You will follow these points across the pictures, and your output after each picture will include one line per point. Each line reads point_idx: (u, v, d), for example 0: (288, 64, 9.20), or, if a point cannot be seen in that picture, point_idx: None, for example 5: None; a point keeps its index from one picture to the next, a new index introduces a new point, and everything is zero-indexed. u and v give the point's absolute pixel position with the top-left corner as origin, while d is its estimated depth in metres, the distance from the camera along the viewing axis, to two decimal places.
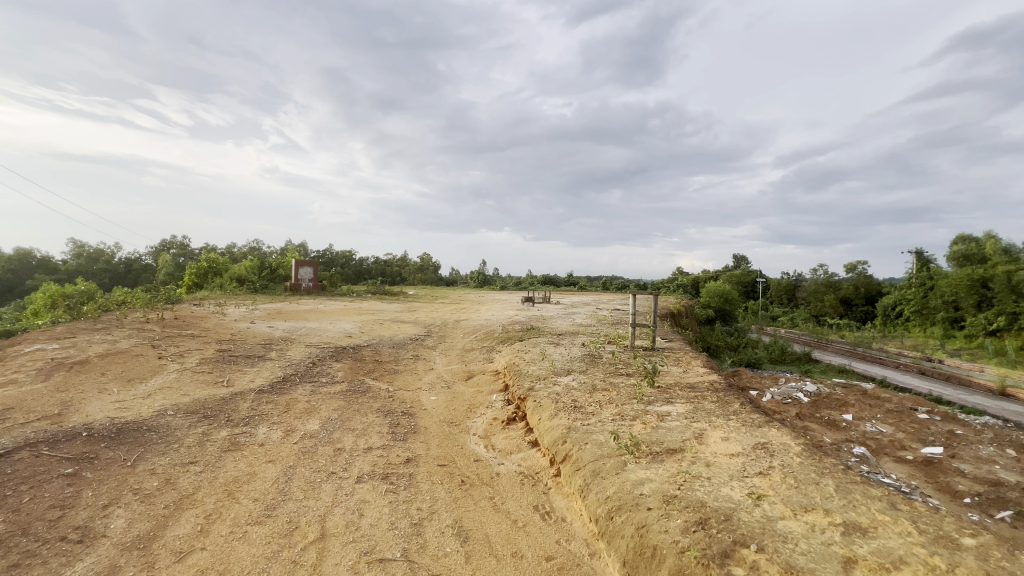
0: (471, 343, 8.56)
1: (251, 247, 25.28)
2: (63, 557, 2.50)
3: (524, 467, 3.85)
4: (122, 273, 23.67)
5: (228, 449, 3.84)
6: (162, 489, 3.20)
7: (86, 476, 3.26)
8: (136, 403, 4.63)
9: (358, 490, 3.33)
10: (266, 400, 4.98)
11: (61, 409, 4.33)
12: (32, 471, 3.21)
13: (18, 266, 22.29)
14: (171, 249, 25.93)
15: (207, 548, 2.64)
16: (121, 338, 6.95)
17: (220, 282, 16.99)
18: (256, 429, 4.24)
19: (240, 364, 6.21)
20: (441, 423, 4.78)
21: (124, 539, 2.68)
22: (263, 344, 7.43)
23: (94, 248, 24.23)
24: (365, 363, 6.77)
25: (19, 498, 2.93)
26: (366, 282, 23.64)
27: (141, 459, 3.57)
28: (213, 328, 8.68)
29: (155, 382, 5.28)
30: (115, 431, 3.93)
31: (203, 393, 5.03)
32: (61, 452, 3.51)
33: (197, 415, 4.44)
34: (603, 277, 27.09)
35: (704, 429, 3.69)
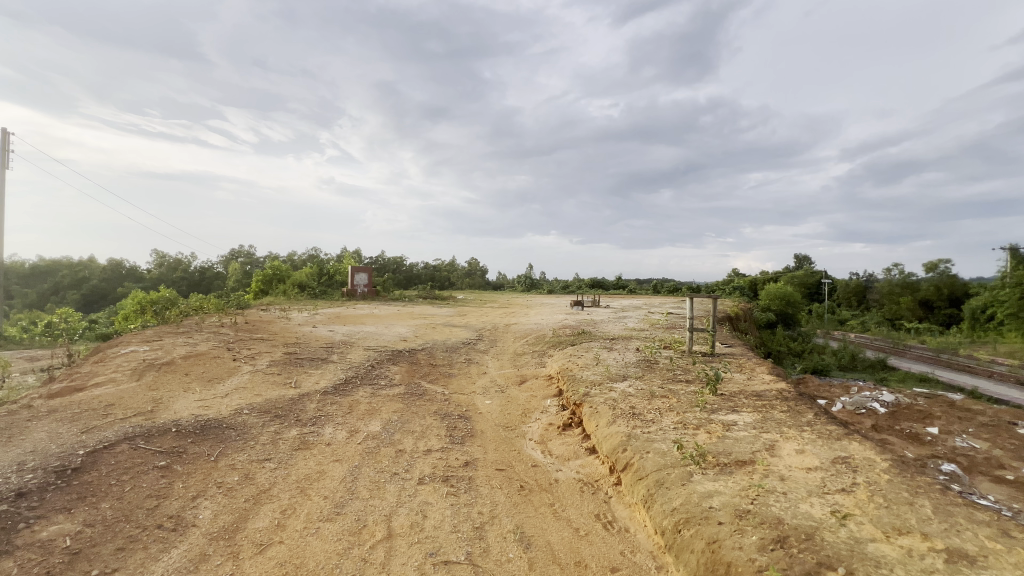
0: (522, 346, 8.58)
1: (310, 254, 26.67)
2: (160, 543, 2.72)
3: (583, 474, 3.80)
4: (196, 280, 25.62)
5: (298, 448, 4.05)
6: (242, 484, 3.42)
7: (176, 469, 3.55)
8: (216, 402, 4.99)
9: (421, 491, 3.41)
10: (331, 401, 5.22)
11: (152, 406, 4.74)
12: (131, 463, 3.52)
13: (110, 275, 24.67)
14: (240, 256, 27.81)
15: (285, 541, 2.79)
16: (200, 341, 7.53)
17: (284, 289, 18.04)
18: (323, 429, 4.45)
19: (306, 366, 6.55)
20: (496, 427, 4.81)
21: (212, 529, 2.88)
22: (325, 348, 7.79)
23: (174, 258, 26.43)
24: (420, 366, 6.94)
25: (122, 487, 3.23)
26: (416, 287, 24.28)
27: (222, 454, 3.84)
28: (279, 332, 9.20)
29: (231, 383, 5.66)
30: (199, 427, 4.26)
31: (273, 393, 5.34)
32: (154, 445, 3.83)
33: (270, 414, 4.72)
34: (654, 280, 26.34)
35: (775, 441, 3.48)
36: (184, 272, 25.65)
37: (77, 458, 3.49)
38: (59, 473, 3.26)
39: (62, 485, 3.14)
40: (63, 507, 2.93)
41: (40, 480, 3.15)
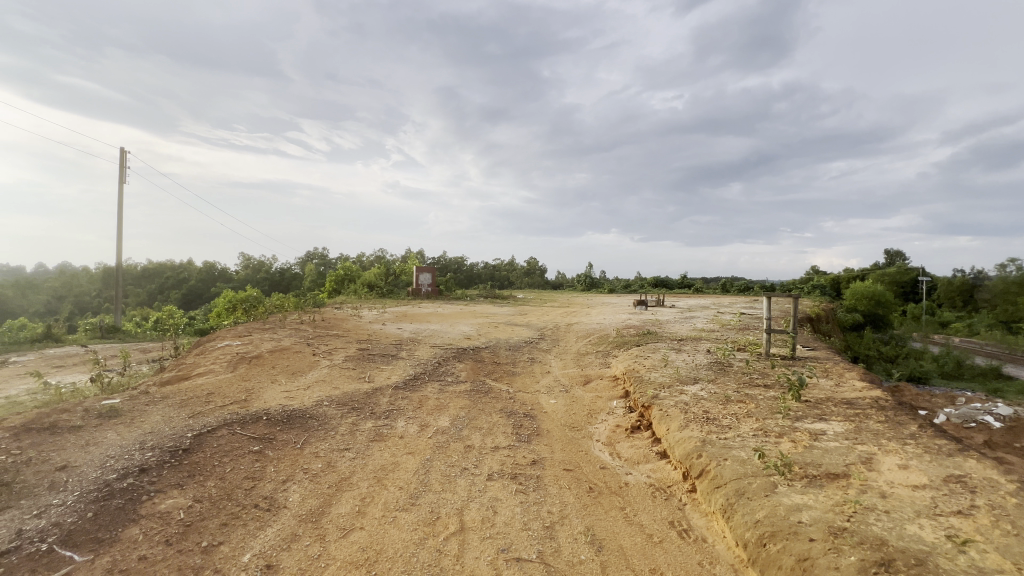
0: (586, 346, 8.46)
1: (378, 255, 27.99)
2: (257, 521, 2.97)
3: (655, 479, 3.67)
4: (278, 280, 27.73)
5: (374, 439, 4.27)
6: (325, 470, 3.65)
7: (268, 454, 3.85)
8: (300, 393, 5.37)
9: (490, 487, 3.47)
10: (402, 395, 5.44)
11: (245, 395, 5.19)
12: (231, 446, 3.88)
13: (205, 276, 27.32)
14: (315, 258, 29.73)
15: (365, 528, 2.95)
16: (283, 336, 8.13)
17: (354, 288, 19.05)
18: (396, 423, 4.65)
19: (378, 361, 6.88)
20: (562, 427, 4.79)
21: (301, 512, 3.10)
22: (394, 345, 8.13)
23: (258, 260, 28.80)
24: (485, 364, 7.06)
25: (223, 468, 3.56)
26: (477, 286, 24.73)
27: (307, 443, 4.11)
28: (352, 329, 9.72)
29: (312, 376, 6.07)
30: (286, 416, 4.60)
31: (349, 387, 5.66)
32: (249, 431, 4.19)
33: (347, 407, 5.00)
34: (723, 278, 24.98)
35: (873, 454, 3.18)
36: (267, 273, 27.84)
37: (186, 439, 3.89)
38: (172, 452, 3.65)
39: (175, 463, 3.51)
40: (177, 484, 3.28)
41: (157, 457, 3.55)
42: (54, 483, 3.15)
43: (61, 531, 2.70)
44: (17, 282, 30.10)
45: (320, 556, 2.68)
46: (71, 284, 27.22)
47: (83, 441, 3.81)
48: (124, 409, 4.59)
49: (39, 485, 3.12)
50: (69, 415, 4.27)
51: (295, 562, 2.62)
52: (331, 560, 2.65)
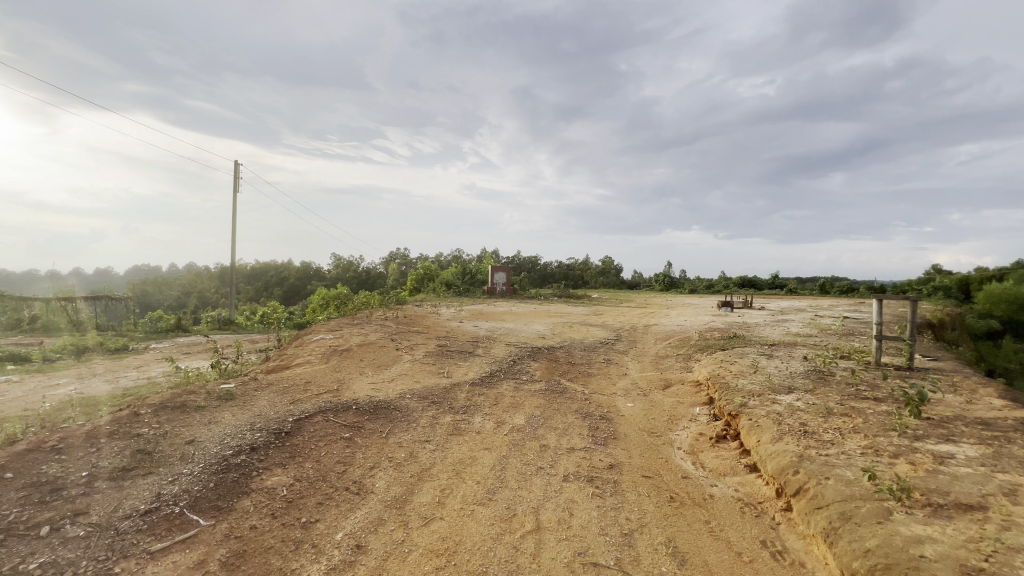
0: (665, 349, 8.12)
1: (455, 254, 28.97)
2: (348, 504, 3.19)
3: (743, 494, 3.43)
4: (364, 278, 29.71)
5: (453, 433, 4.41)
6: (408, 460, 3.83)
7: (357, 441, 4.13)
8: (385, 385, 5.70)
9: (566, 488, 3.44)
10: (479, 392, 5.58)
11: (337, 385, 5.62)
12: (325, 432, 4.20)
13: (303, 275, 30.00)
14: (397, 257, 31.41)
15: (445, 518, 3.05)
16: (370, 331, 8.69)
17: (433, 287, 19.88)
18: (473, 418, 4.77)
19: (456, 358, 7.11)
20: (641, 432, 4.62)
21: (386, 498, 3.28)
22: (470, 342, 8.36)
23: (348, 260, 31.05)
24: (560, 364, 7.02)
25: (319, 451, 3.87)
26: (551, 286, 24.70)
27: (391, 432, 4.35)
28: (431, 326, 10.14)
29: (395, 369, 6.42)
30: (373, 407, 4.90)
31: (429, 381, 5.91)
32: (340, 419, 4.52)
33: (428, 400, 5.22)
34: (822, 279, 22.71)
35: (1018, 485, 2.71)
36: (355, 273, 29.93)
37: (288, 423, 4.28)
38: (277, 434, 4.04)
39: (279, 444, 3.88)
40: (281, 463, 3.63)
41: (265, 438, 3.95)
42: (184, 455, 3.62)
43: (189, 496, 3.09)
44: (155, 280, 35.18)
45: (403, 541, 2.82)
46: (196, 282, 31.22)
47: (205, 419, 4.34)
48: (238, 393, 5.17)
49: (173, 455, 3.61)
50: (195, 395, 4.89)
51: (381, 545, 2.78)
52: (413, 546, 2.77)
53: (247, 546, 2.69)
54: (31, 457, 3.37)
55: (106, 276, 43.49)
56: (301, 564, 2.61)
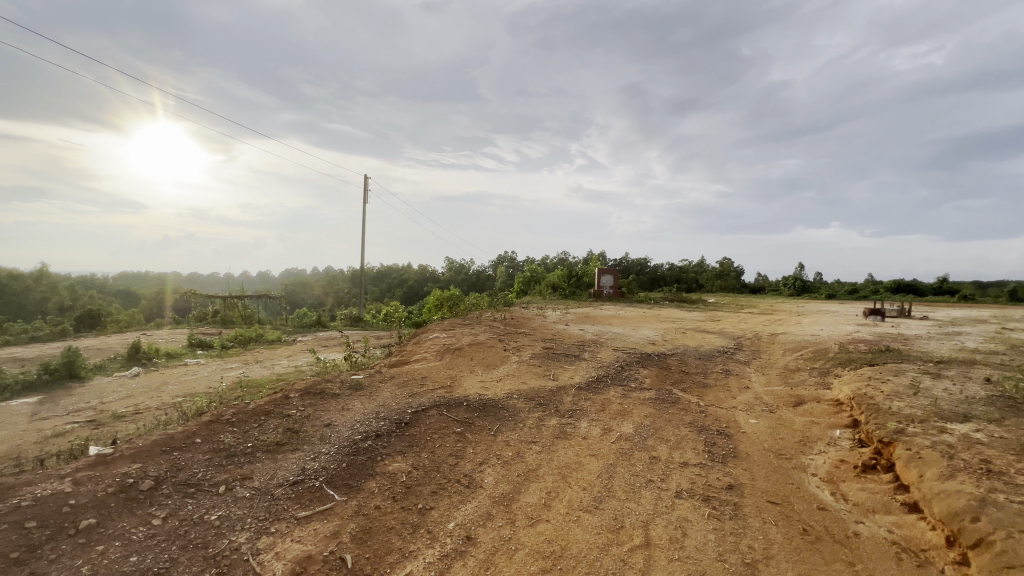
0: (796, 361, 7.24)
1: (561, 257, 29.05)
2: (459, 496, 3.35)
3: (899, 536, 2.91)
4: (474, 280, 31.17)
5: (559, 436, 4.41)
6: (515, 459, 3.92)
7: (468, 437, 4.33)
8: (493, 384, 5.90)
9: (679, 505, 3.23)
10: (585, 396, 5.50)
11: (450, 382, 5.96)
12: (439, 425, 4.47)
13: (420, 277, 32.44)
14: (505, 260, 32.41)
15: (551, 521, 3.06)
16: (479, 332, 9.08)
17: (539, 289, 20.15)
18: (579, 423, 4.72)
19: (562, 361, 7.11)
20: (767, 452, 4.17)
21: (494, 494, 3.38)
22: (577, 345, 8.29)
23: (460, 263, 32.84)
24: (671, 372, 6.65)
25: (434, 443, 4.13)
26: (661, 289, 23.53)
27: (499, 431, 4.49)
28: (538, 328, 10.27)
29: (503, 370, 6.61)
30: (483, 404, 5.09)
31: (536, 383, 5.98)
32: (452, 414, 4.78)
33: (534, 402, 5.29)
34: (1011, 283, 18.48)
35: None
36: (466, 275, 31.53)
37: (407, 414, 4.64)
38: (398, 423, 4.40)
39: (399, 433, 4.22)
40: (401, 451, 3.94)
41: (388, 426, 4.32)
42: (322, 437, 4.12)
43: (327, 473, 3.51)
44: (302, 282, 40.80)
45: (511, 538, 2.89)
46: (333, 284, 35.45)
47: (340, 406, 4.89)
48: (366, 384, 5.74)
49: (314, 436, 4.13)
50: (332, 384, 5.54)
51: (490, 539, 2.88)
52: (520, 545, 2.82)
53: (372, 523, 2.97)
54: (213, 426, 4.10)
55: (265, 279, 51.59)
56: (418, 547, 2.81)
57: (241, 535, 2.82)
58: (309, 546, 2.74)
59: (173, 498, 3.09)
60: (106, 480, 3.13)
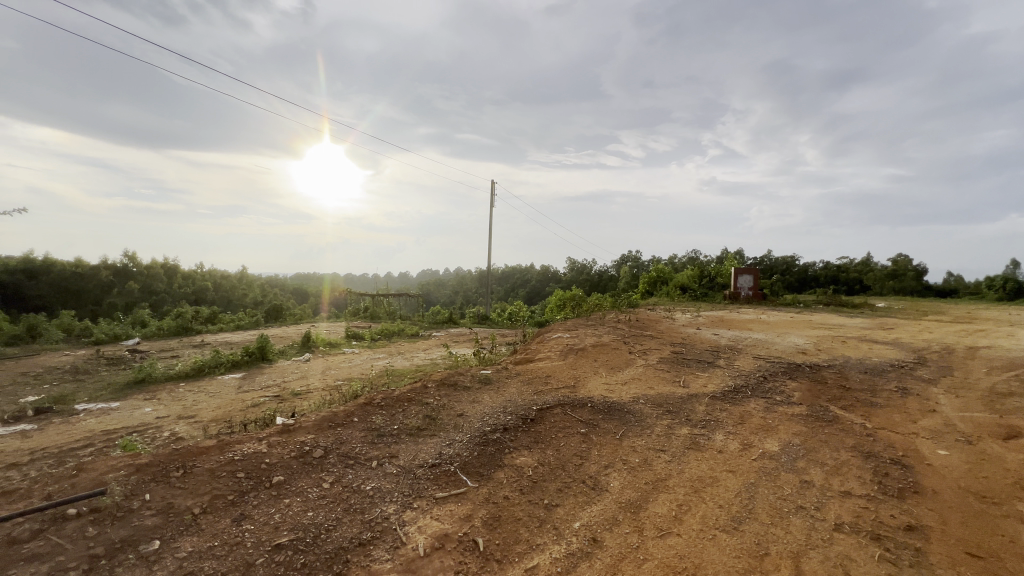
0: (1008, 384, 5.76)
1: (690, 255, 27.19)
2: (583, 496, 3.35)
3: None
4: (596, 280, 30.74)
5: (690, 447, 4.14)
6: (643, 466, 3.78)
7: (592, 438, 4.29)
8: (618, 387, 5.76)
9: (839, 541, 2.81)
10: (720, 407, 5.08)
11: (574, 382, 5.97)
12: (563, 424, 4.52)
13: (542, 278, 33.04)
14: (629, 260, 31.36)
15: (683, 536, 2.89)
16: (603, 333, 8.92)
17: (666, 291, 19.13)
18: (714, 435, 4.37)
19: (693, 367, 6.66)
20: (963, 493, 3.40)
21: (621, 499, 3.31)
22: (710, 351, 7.68)
23: (581, 263, 32.67)
24: (828, 387, 5.79)
25: (559, 441, 4.19)
26: (813, 292, 20.62)
27: (625, 435, 4.37)
28: (665, 331, 9.75)
29: (628, 373, 6.41)
30: (607, 407, 5.00)
31: (664, 389, 5.68)
32: (577, 414, 4.78)
33: (663, 408, 5.03)
34: None
35: None
36: (588, 275, 31.24)
37: (532, 411, 4.77)
38: (524, 419, 4.55)
39: (526, 428, 4.37)
40: (527, 445, 4.07)
41: (515, 420, 4.50)
42: (456, 425, 4.45)
43: (461, 459, 3.79)
44: (436, 282, 44.41)
45: (639, 548, 2.80)
46: (463, 283, 37.97)
47: (470, 398, 5.23)
48: (494, 379, 6.04)
49: (449, 424, 4.49)
50: (463, 376, 5.95)
51: (616, 545, 2.82)
52: (649, 556, 2.72)
53: (501, 513, 3.12)
54: (366, 408, 4.69)
55: (405, 279, 57.37)
56: (544, 541, 2.87)
57: (390, 506, 3.18)
58: (446, 525, 2.98)
59: (338, 466, 3.62)
60: (290, 445, 3.78)
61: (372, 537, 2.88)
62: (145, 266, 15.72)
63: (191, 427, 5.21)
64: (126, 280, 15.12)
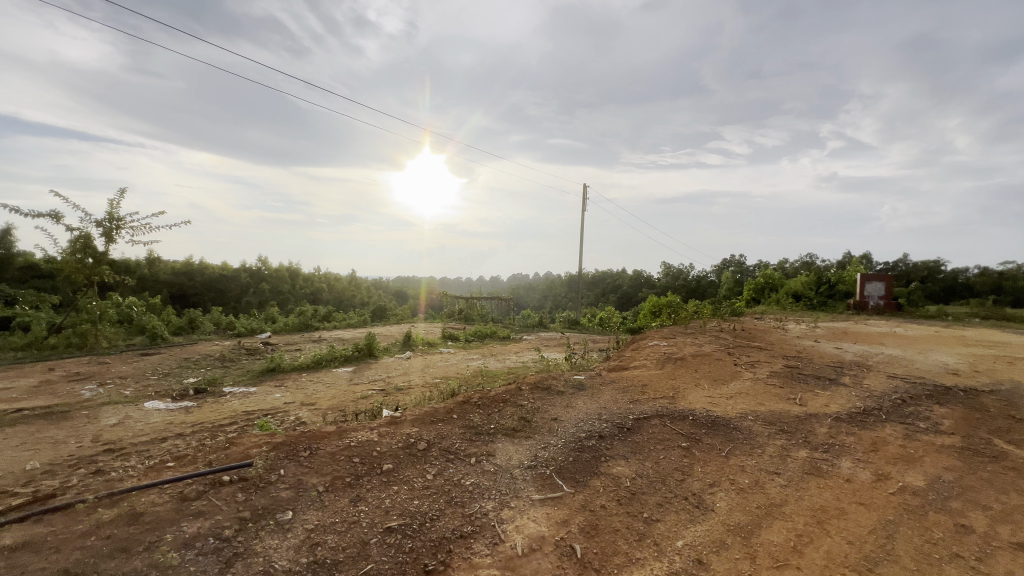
0: None
1: (805, 260, 24.53)
2: (687, 514, 3.17)
3: None
4: (694, 287, 29.05)
5: (811, 472, 3.73)
6: (754, 488, 3.49)
7: (695, 454, 4.05)
8: (723, 401, 5.37)
9: None
10: (847, 431, 4.50)
11: (673, 393, 5.66)
12: (662, 436, 4.33)
13: (634, 283, 31.95)
14: (731, 264, 29.12)
15: (804, 570, 2.62)
16: (704, 342, 8.37)
17: (775, 299, 17.48)
18: (840, 461, 3.89)
19: (812, 384, 5.99)
20: None
21: (729, 522, 3.08)
22: (831, 367, 6.85)
23: (678, 268, 31.06)
24: (991, 417, 4.86)
25: (658, 453, 4.01)
26: (965, 303, 17.48)
27: (732, 453, 4.06)
28: (776, 343, 8.88)
29: (734, 386, 5.94)
30: (711, 422, 4.69)
31: (777, 406, 5.17)
32: (677, 427, 4.54)
33: (775, 427, 4.59)
34: None
35: None
36: (685, 280, 29.59)
37: (628, 420, 4.63)
38: (620, 428, 4.44)
39: (623, 438, 4.24)
40: (624, 455, 3.96)
41: (610, 429, 4.40)
42: (551, 429, 4.46)
43: (557, 463, 3.79)
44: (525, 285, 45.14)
45: None
46: (553, 288, 38.07)
47: (564, 403, 5.22)
48: (588, 385, 5.96)
49: (544, 427, 4.52)
50: (557, 381, 5.94)
51: (725, 570, 2.64)
52: None
53: (599, 521, 3.07)
54: (465, 406, 4.89)
55: (496, 281, 59.19)
56: (644, 556, 2.77)
57: (489, 503, 3.28)
58: (543, 527, 3.00)
59: (440, 460, 3.82)
60: (397, 436, 4.07)
61: (472, 531, 2.99)
62: (274, 269, 17.95)
63: (311, 413, 5.85)
64: (260, 281, 17.37)
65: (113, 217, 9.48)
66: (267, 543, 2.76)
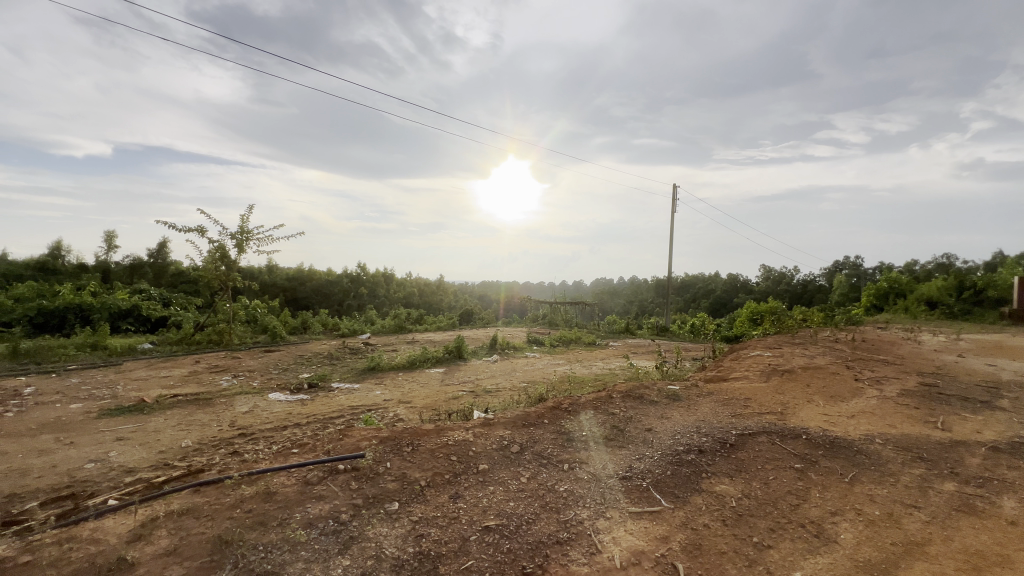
0: None
1: (941, 261, 21.23)
2: (805, 544, 2.88)
3: None
4: (799, 292, 26.47)
5: (961, 509, 3.21)
6: (888, 522, 3.07)
7: (811, 477, 3.67)
8: (843, 420, 4.81)
9: None
10: (1008, 464, 3.81)
11: (781, 409, 5.18)
12: (771, 455, 3.98)
13: (729, 288, 29.89)
14: (846, 267, 26.06)
15: None
16: (816, 354, 7.56)
17: (901, 306, 15.35)
18: (1000, 499, 3.31)
19: (957, 406, 5.15)
20: None
21: (857, 557, 2.75)
22: (983, 387, 5.82)
23: (780, 271, 28.49)
24: None
25: (767, 474, 3.70)
26: None
27: (858, 480, 3.62)
28: (907, 357, 7.77)
29: (856, 405, 5.29)
30: (830, 442, 4.22)
31: (912, 430, 4.51)
32: (788, 446, 4.15)
33: (911, 454, 4.01)
34: None
35: None
36: (789, 285, 27.06)
37: (731, 435, 4.33)
38: (722, 443, 4.16)
39: (726, 455, 3.97)
40: (728, 473, 3.71)
41: (712, 443, 4.14)
42: (645, 440, 4.31)
43: (653, 476, 3.65)
44: (609, 290, 44.33)
45: None
46: (639, 292, 36.89)
47: (659, 414, 5.01)
48: (683, 396, 5.66)
49: (638, 438, 4.37)
50: (649, 390, 5.71)
51: None
52: None
53: (702, 541, 2.90)
54: (555, 412, 4.87)
55: (579, 286, 58.94)
56: None
57: (584, 511, 3.24)
58: (641, 542, 2.91)
59: (533, 464, 3.85)
60: (491, 438, 4.18)
61: (568, 538, 2.98)
62: (372, 274, 19.35)
63: (408, 411, 6.21)
64: (360, 285, 18.83)
65: (244, 231, 10.88)
66: (378, 530, 2.98)
